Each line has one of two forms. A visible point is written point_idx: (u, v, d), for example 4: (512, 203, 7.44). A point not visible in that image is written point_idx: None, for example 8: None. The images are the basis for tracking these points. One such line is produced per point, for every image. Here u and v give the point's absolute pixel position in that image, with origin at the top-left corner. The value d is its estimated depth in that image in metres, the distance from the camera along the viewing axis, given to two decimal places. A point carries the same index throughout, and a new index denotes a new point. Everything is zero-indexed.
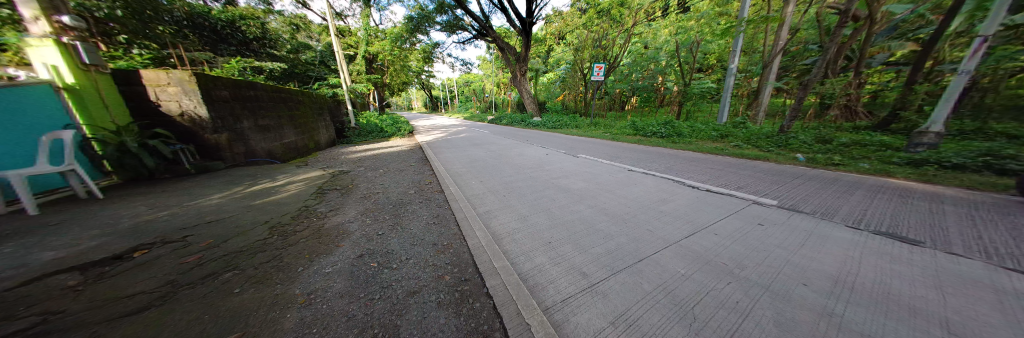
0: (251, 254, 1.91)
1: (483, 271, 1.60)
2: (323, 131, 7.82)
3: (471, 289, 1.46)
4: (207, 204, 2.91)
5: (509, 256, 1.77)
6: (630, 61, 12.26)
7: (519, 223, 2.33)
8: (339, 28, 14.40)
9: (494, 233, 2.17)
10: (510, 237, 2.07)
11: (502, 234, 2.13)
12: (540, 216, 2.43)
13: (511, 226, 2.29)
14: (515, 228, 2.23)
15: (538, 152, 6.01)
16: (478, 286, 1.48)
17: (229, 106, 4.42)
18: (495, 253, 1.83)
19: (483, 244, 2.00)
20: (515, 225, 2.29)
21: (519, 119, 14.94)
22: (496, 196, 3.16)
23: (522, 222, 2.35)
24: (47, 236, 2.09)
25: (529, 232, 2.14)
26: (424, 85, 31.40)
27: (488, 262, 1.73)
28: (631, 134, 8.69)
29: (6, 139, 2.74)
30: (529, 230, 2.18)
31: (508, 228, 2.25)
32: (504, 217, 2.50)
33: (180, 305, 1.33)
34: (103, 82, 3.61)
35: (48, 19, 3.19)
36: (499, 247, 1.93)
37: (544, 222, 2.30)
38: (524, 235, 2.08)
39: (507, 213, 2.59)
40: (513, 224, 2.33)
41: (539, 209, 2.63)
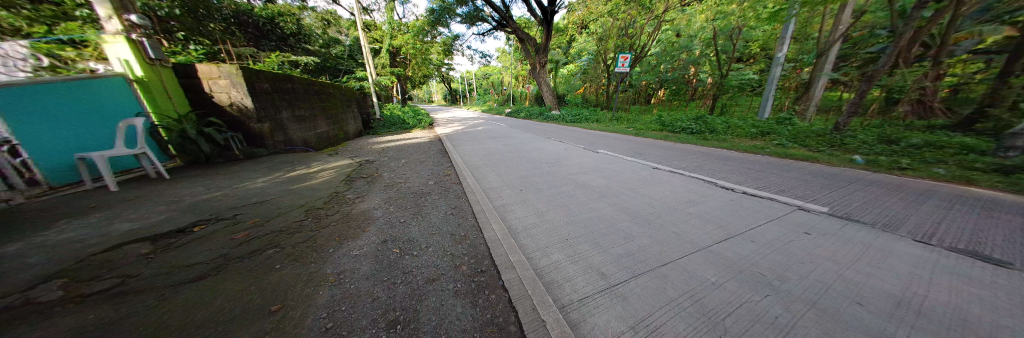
0: (290, 234, 2.08)
1: (498, 264, 1.61)
2: (350, 122, 8.24)
3: (487, 281, 1.47)
4: (252, 187, 3.20)
5: (525, 251, 1.76)
6: (658, 50, 11.54)
7: (536, 218, 2.32)
8: (365, 22, 14.94)
9: (510, 226, 2.19)
10: (526, 232, 2.06)
11: (518, 229, 2.13)
12: (557, 213, 2.39)
13: (528, 220, 2.29)
14: (532, 223, 2.23)
15: (556, 147, 5.88)
16: (494, 278, 1.50)
17: (270, 98, 4.80)
18: (510, 248, 1.83)
19: (499, 236, 2.02)
20: (532, 220, 2.28)
21: (537, 112, 14.72)
22: (513, 189, 3.16)
23: (539, 216, 2.34)
24: (127, 209, 2.43)
25: (547, 227, 2.13)
26: (444, 78, 31.91)
27: (504, 255, 1.74)
28: (656, 131, 8.23)
29: (92, 125, 3.21)
30: (547, 225, 2.16)
31: (525, 222, 2.24)
32: (520, 211, 2.50)
33: (233, 275, 1.50)
34: (166, 75, 4.05)
35: (120, 18, 3.60)
36: (514, 241, 1.93)
37: (562, 218, 2.27)
38: (540, 231, 2.06)
39: (524, 207, 2.59)
40: (529, 218, 2.33)
41: (557, 204, 2.60)
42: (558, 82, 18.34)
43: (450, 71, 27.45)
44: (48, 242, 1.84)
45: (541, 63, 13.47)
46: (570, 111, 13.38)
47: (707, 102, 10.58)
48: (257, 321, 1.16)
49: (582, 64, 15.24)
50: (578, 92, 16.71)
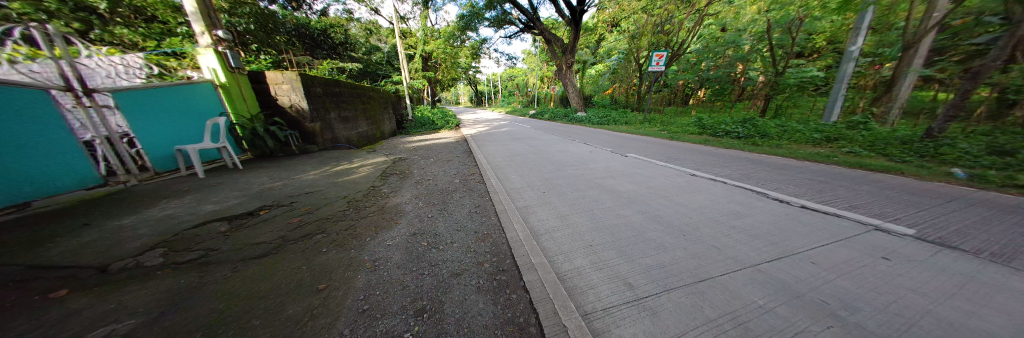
0: (334, 222, 2.31)
1: (520, 265, 1.63)
2: (386, 123, 8.89)
3: (508, 280, 1.49)
4: (305, 179, 3.61)
5: (548, 254, 1.75)
6: (699, 47, 10.65)
7: (559, 221, 2.29)
8: (402, 30, 16.03)
9: (532, 228, 2.18)
10: (549, 234, 2.05)
11: (540, 231, 2.12)
12: (581, 217, 2.33)
13: (550, 223, 2.26)
14: (555, 226, 2.20)
15: (582, 149, 5.73)
16: (515, 278, 1.52)
17: (321, 100, 5.38)
18: (532, 249, 1.83)
19: (521, 237, 2.03)
20: (555, 223, 2.26)
21: (563, 114, 14.48)
22: (536, 191, 3.15)
23: (563, 220, 2.30)
24: (211, 194, 2.90)
25: (570, 231, 2.09)
26: (471, 80, 32.87)
27: (526, 256, 1.75)
28: (694, 135, 7.62)
29: (188, 123, 3.91)
30: (570, 229, 2.12)
31: (547, 225, 2.22)
32: (543, 214, 2.48)
33: (289, 256, 1.71)
34: (242, 81, 4.74)
35: (210, 34, 4.24)
36: (536, 243, 1.93)
37: (587, 223, 2.21)
38: (563, 234, 2.03)
39: (547, 210, 2.57)
40: (552, 221, 2.30)
41: (582, 209, 2.53)
42: (586, 83, 17.87)
43: (478, 73, 28.26)
44: (156, 218, 2.27)
45: (568, 63, 13.23)
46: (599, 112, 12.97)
47: (757, 102, 9.51)
48: (307, 299, 1.32)
49: (613, 64, 14.68)
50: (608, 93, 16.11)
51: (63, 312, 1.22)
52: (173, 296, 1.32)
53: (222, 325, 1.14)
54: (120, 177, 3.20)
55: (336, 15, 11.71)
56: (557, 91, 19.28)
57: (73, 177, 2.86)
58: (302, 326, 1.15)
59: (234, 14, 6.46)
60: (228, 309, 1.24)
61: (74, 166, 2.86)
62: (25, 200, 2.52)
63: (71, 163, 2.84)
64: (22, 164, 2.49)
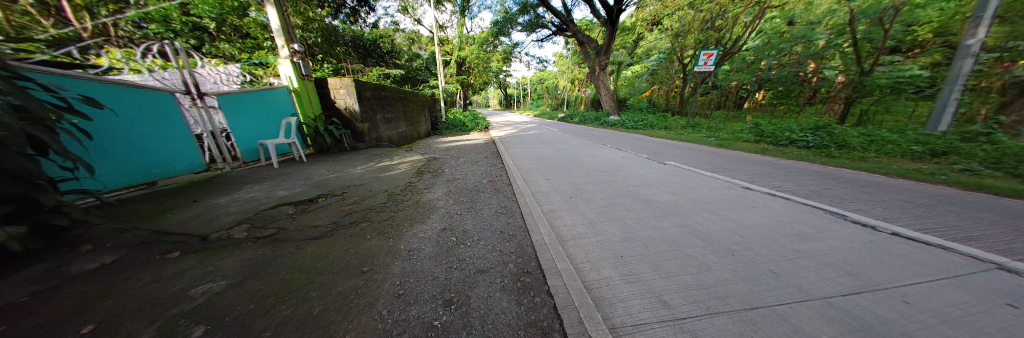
0: (376, 212, 2.55)
1: (545, 269, 1.62)
2: (423, 124, 9.50)
3: (532, 283, 1.50)
4: (353, 173, 4.03)
5: (574, 261, 1.72)
6: (757, 44, 9.46)
7: (587, 227, 2.23)
8: (440, 38, 17.06)
9: (558, 233, 2.16)
10: (576, 241, 2.00)
11: (566, 237, 2.08)
12: (611, 226, 2.24)
13: (578, 229, 2.22)
14: (582, 232, 2.15)
15: (614, 155, 5.48)
16: (539, 280, 1.52)
17: (370, 103, 5.96)
18: (558, 254, 1.81)
19: (547, 240, 2.03)
20: (583, 229, 2.21)
21: (594, 117, 13.98)
22: (564, 195, 3.10)
23: (591, 227, 2.24)
24: (281, 182, 3.40)
25: (599, 239, 2.02)
26: (502, 84, 33.54)
27: (551, 260, 1.74)
28: (747, 143, 6.77)
29: (270, 121, 4.65)
30: (599, 237, 2.05)
31: (574, 231, 2.18)
32: (570, 219, 2.44)
33: (339, 241, 1.93)
34: (310, 86, 5.43)
35: (289, 47, 4.90)
36: (562, 248, 1.90)
37: (616, 232, 2.12)
38: (590, 242, 1.97)
39: (575, 215, 2.51)
40: (579, 227, 2.25)
41: (612, 216, 2.43)
42: (621, 86, 17.04)
43: (508, 77, 28.69)
44: (240, 200, 2.73)
45: (602, 65, 12.75)
46: (634, 116, 12.25)
47: (834, 107, 7.77)
48: (353, 279, 1.50)
49: (651, 65, 13.79)
50: (644, 96, 15.17)
51: (177, 271, 1.54)
52: (252, 266, 1.59)
53: (287, 295, 1.35)
54: (218, 165, 3.90)
55: (383, 26, 12.92)
56: (588, 94, 18.70)
57: (186, 162, 3.57)
58: (349, 302, 1.31)
59: (306, 30, 8.05)
60: (292, 281, 1.46)
61: (187, 154, 3.57)
62: (153, 179, 3.23)
63: (184, 152, 3.55)
64: (152, 150, 3.20)
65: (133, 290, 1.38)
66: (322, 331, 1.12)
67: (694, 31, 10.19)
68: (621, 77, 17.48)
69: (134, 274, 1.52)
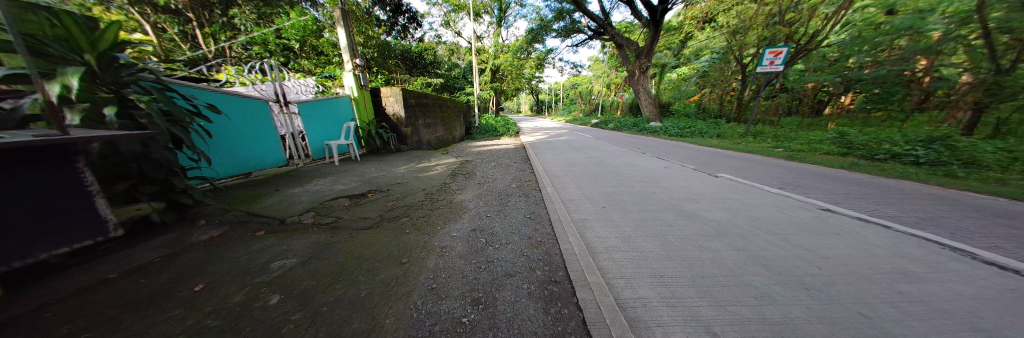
0: (414, 209, 2.78)
1: (574, 280, 1.58)
2: (458, 128, 10.02)
3: (560, 293, 1.48)
4: (396, 172, 4.44)
5: (605, 275, 1.65)
6: (838, 39, 8.04)
7: (620, 240, 2.12)
8: (477, 47, 17.93)
9: (588, 244, 2.09)
10: (608, 254, 1.92)
11: (598, 249, 2.01)
12: (648, 241, 2.10)
13: (609, 241, 2.13)
14: (615, 245, 2.05)
15: (654, 164, 5.11)
16: (567, 291, 1.50)
17: (413, 110, 6.51)
18: (588, 266, 1.76)
19: (577, 250, 1.98)
20: (615, 242, 2.11)
21: (633, 123, 13.19)
22: (595, 205, 3.00)
23: (624, 240, 2.13)
24: (338, 178, 3.89)
25: (634, 253, 1.91)
26: (534, 90, 33.73)
27: (580, 271, 1.69)
28: (826, 156, 5.71)
29: (334, 125, 5.37)
30: (635, 252, 1.93)
31: (606, 243, 2.09)
32: (602, 230, 2.35)
33: (383, 232, 2.16)
34: (367, 95, 6.12)
35: (352, 62, 5.56)
36: (593, 260, 1.84)
37: (654, 247, 1.98)
38: (624, 257, 1.87)
39: (606, 226, 2.41)
40: (611, 239, 2.16)
41: (649, 231, 2.28)
42: (664, 90, 15.84)
43: (540, 82, 28.76)
44: (307, 191, 3.20)
45: (643, 67, 12.04)
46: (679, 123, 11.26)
47: (961, 114, 5.82)
48: (395, 269, 1.65)
49: (701, 67, 12.61)
50: (692, 100, 13.88)
51: (260, 249, 1.85)
52: (314, 249, 1.85)
53: (340, 278, 1.54)
54: (295, 160, 4.63)
55: (427, 40, 14.10)
56: (626, 99, 17.78)
57: (273, 158, 4.32)
58: (390, 289, 1.46)
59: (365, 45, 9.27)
60: (345, 265, 1.67)
61: (273, 151, 4.33)
62: (249, 170, 3.97)
63: (272, 149, 4.30)
64: (249, 147, 3.94)
65: (230, 261, 1.70)
66: (368, 313, 1.26)
67: (755, 28, 9.08)
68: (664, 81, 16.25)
69: (231, 248, 1.87)
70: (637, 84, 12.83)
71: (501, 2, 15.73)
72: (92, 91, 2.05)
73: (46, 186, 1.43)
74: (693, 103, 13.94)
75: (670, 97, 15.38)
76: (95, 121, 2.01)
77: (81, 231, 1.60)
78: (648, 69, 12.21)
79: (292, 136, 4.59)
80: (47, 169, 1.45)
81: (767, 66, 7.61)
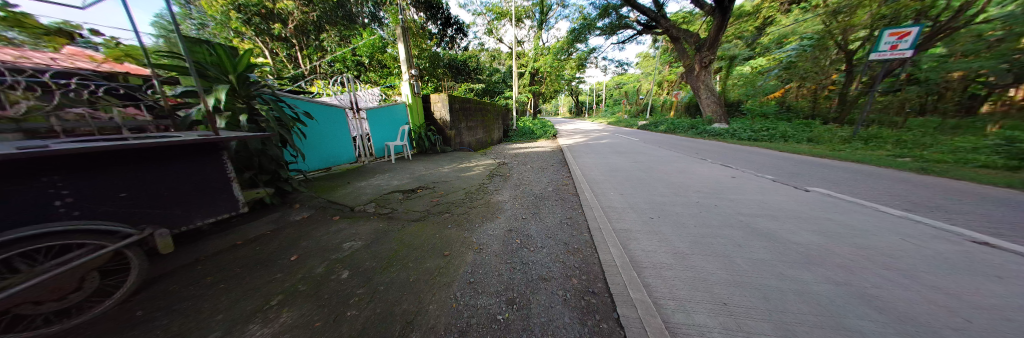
0: (457, 205, 3.00)
1: (614, 293, 1.51)
2: (497, 131, 10.37)
3: (599, 305, 1.43)
4: (441, 171, 4.82)
5: (651, 290, 1.53)
6: (999, 11, 6.00)
7: (669, 255, 1.94)
8: (517, 51, 18.29)
9: (631, 256, 1.96)
10: (655, 269, 1.76)
11: (642, 262, 1.87)
12: (703, 259, 1.87)
13: (656, 256, 1.95)
14: (663, 260, 1.88)
15: (711, 172, 4.54)
16: (607, 305, 1.43)
17: (457, 114, 6.97)
18: (631, 279, 1.66)
19: (618, 261, 1.88)
20: (663, 257, 1.93)
21: (690, 125, 11.84)
22: (641, 215, 2.79)
23: (674, 256, 1.94)
24: (393, 174, 4.38)
25: (685, 270, 1.73)
26: (574, 91, 32.87)
27: (621, 284, 1.61)
28: (974, 168, 4.30)
29: (393, 128, 6.06)
30: (685, 268, 1.76)
31: (652, 257, 1.93)
32: (647, 243, 2.18)
33: (429, 225, 2.38)
34: (420, 101, 6.76)
35: (409, 72, 6.22)
36: (636, 274, 1.72)
37: (708, 265, 1.77)
38: (673, 274, 1.71)
39: (653, 239, 2.23)
40: (658, 253, 1.99)
41: (705, 247, 2.04)
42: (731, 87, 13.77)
43: (582, 83, 27.81)
44: (369, 185, 3.69)
45: (703, 62, 10.78)
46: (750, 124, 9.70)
47: None
48: (438, 260, 1.82)
49: (781, 58, 10.66)
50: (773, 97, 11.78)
51: (335, 231, 2.21)
52: (374, 236, 2.13)
53: (395, 262, 1.76)
54: (362, 159, 5.37)
55: (472, 48, 14.98)
56: (682, 98, 16.00)
57: (348, 156, 5.10)
58: (434, 278, 1.61)
59: (419, 55, 10.24)
60: (398, 252, 1.90)
61: (349, 150, 5.10)
62: (330, 166, 4.76)
63: (347, 149, 5.08)
64: (331, 147, 4.72)
65: (313, 239, 2.07)
66: (415, 297, 1.41)
67: (866, 5, 7.30)
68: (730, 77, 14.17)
69: (314, 229, 2.27)
70: (699, 81, 11.54)
71: (543, 5, 15.79)
72: (233, 103, 2.74)
73: (196, 172, 1.90)
74: (773, 101, 11.75)
75: (739, 95, 13.28)
76: (234, 126, 2.67)
77: (221, 206, 2.07)
78: (711, 63, 10.89)
79: (361, 138, 5.35)
80: (200, 159, 1.93)
81: (887, 52, 6.12)
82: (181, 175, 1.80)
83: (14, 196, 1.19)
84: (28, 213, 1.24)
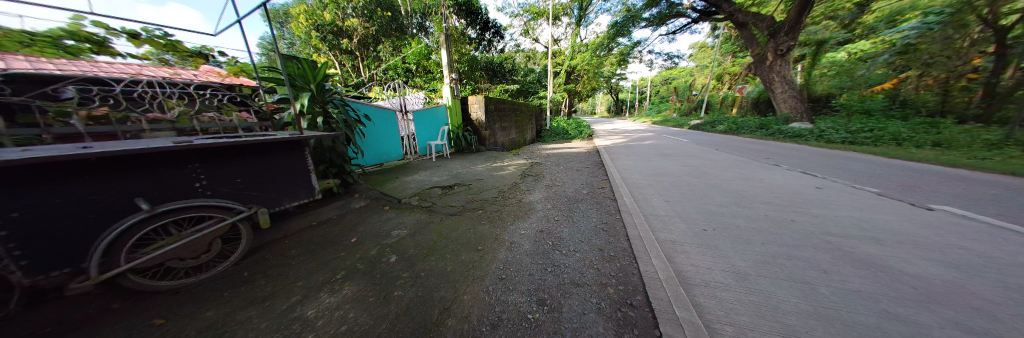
0: (490, 203, 3.11)
1: (655, 308, 1.41)
2: (530, 131, 10.39)
3: (637, 318, 1.35)
4: (475, 169, 5.04)
5: (699, 308, 1.39)
6: None
7: (725, 272, 1.71)
8: (553, 50, 18.01)
9: (677, 269, 1.79)
10: (706, 286, 1.58)
11: (689, 277, 1.69)
12: (767, 278, 1.62)
13: (710, 271, 1.74)
14: (718, 277, 1.67)
15: (778, 181, 3.91)
16: (648, 320, 1.34)
17: (492, 115, 7.19)
18: (675, 294, 1.52)
19: (662, 274, 1.73)
20: (719, 274, 1.71)
21: (757, 125, 10.25)
22: (691, 225, 2.52)
23: (730, 273, 1.71)
24: (433, 171, 4.72)
25: (745, 291, 1.51)
26: (613, 88, 31.10)
27: (664, 298, 1.49)
28: None
29: (434, 129, 6.51)
30: (745, 288, 1.54)
31: (705, 274, 1.71)
32: (699, 256, 1.95)
33: (465, 220, 2.52)
34: (458, 102, 7.15)
35: (450, 76, 6.61)
36: (683, 289, 1.57)
37: (774, 288, 1.52)
38: (728, 292, 1.52)
39: (706, 252, 2.00)
40: (711, 269, 1.77)
41: (772, 267, 1.76)
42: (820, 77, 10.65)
43: (623, 80, 26.14)
44: (412, 180, 4.03)
45: (778, 49, 9.33)
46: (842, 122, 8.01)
47: None
48: (472, 253, 1.93)
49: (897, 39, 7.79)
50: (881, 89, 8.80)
51: (384, 220, 2.47)
52: (417, 226, 2.33)
53: (434, 251, 1.92)
54: (407, 156, 5.88)
55: (508, 50, 15.23)
56: (748, 93, 13.88)
57: (396, 154, 5.62)
58: (468, 270, 1.71)
59: (459, 59, 10.76)
60: (438, 242, 2.06)
61: (397, 148, 5.63)
62: (382, 162, 5.31)
63: (396, 147, 5.60)
64: (383, 145, 5.27)
65: (367, 226, 2.34)
66: (451, 286, 1.53)
67: None
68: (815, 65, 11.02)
69: (368, 217, 2.56)
70: (772, 72, 9.96)
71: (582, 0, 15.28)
72: (313, 108, 3.18)
73: (288, 162, 2.22)
74: (879, 94, 8.81)
75: (831, 86, 10.22)
76: (313, 126, 3.17)
77: (307, 192, 2.37)
78: (790, 50, 9.32)
79: (408, 137, 5.85)
80: (291, 151, 2.25)
81: None
82: (277, 165, 2.13)
83: (170, 179, 1.61)
84: (180, 192, 1.66)
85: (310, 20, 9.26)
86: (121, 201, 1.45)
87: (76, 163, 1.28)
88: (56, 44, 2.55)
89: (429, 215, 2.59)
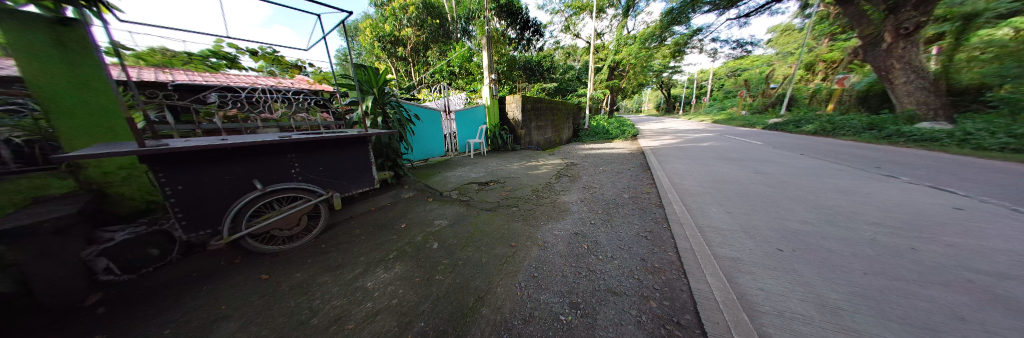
0: (524, 201, 3.17)
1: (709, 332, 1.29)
2: (566, 131, 10.17)
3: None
4: (510, 167, 5.16)
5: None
6: None
7: (806, 302, 1.45)
8: (596, 45, 17.14)
9: (738, 292, 1.59)
10: (776, 315, 1.37)
11: (753, 302, 1.49)
12: (862, 313, 1.34)
13: (785, 299, 1.49)
14: (795, 306, 1.42)
15: (880, 197, 3.17)
16: None
17: (528, 114, 7.25)
18: (733, 319, 1.36)
19: (718, 295, 1.56)
20: (797, 303, 1.45)
21: (863, 124, 8.30)
22: (761, 244, 2.19)
23: (812, 303, 1.44)
24: (472, 168, 4.97)
25: (833, 327, 1.27)
26: (663, 83, 28.24)
27: (719, 322, 1.35)
28: None
29: (473, 127, 6.82)
30: (831, 322, 1.29)
31: (778, 301, 1.48)
32: (768, 279, 1.70)
33: (500, 217, 2.62)
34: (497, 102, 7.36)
35: (489, 77, 6.85)
36: (744, 315, 1.39)
37: (878, 327, 1.23)
38: (805, 325, 1.29)
39: (777, 276, 1.72)
40: (786, 297, 1.52)
41: (873, 301, 1.44)
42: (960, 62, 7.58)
43: (676, 73, 23.60)
44: (453, 175, 4.31)
45: (901, 27, 7.42)
46: (1004, 120, 5.96)
47: None
48: (506, 248, 2.01)
49: None
50: None
51: (428, 211, 2.71)
52: (456, 219, 2.51)
53: (471, 243, 2.06)
54: (449, 153, 6.30)
55: (547, 48, 15.07)
56: (853, 84, 11.23)
57: (439, 150, 6.07)
58: (502, 264, 1.80)
59: (499, 59, 10.98)
60: (474, 235, 2.20)
61: (440, 145, 6.07)
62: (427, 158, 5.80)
63: (439, 144, 6.05)
64: (428, 142, 5.73)
65: (413, 215, 2.60)
66: (485, 277, 1.63)
67: None
68: (960, 46, 7.65)
69: (415, 207, 2.83)
70: (891, 57, 7.94)
71: None
72: (375, 109, 3.63)
73: (356, 155, 2.57)
74: None
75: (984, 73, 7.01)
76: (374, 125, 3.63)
77: (369, 182, 2.72)
78: (921, 27, 7.29)
79: (450, 135, 6.26)
80: (358, 145, 2.59)
81: None
82: (347, 157, 2.49)
83: (274, 166, 2.04)
84: (280, 176, 2.08)
85: (375, 32, 10.53)
86: (243, 181, 1.89)
87: (216, 151, 1.72)
88: (203, 61, 3.32)
89: (467, 210, 2.75)
